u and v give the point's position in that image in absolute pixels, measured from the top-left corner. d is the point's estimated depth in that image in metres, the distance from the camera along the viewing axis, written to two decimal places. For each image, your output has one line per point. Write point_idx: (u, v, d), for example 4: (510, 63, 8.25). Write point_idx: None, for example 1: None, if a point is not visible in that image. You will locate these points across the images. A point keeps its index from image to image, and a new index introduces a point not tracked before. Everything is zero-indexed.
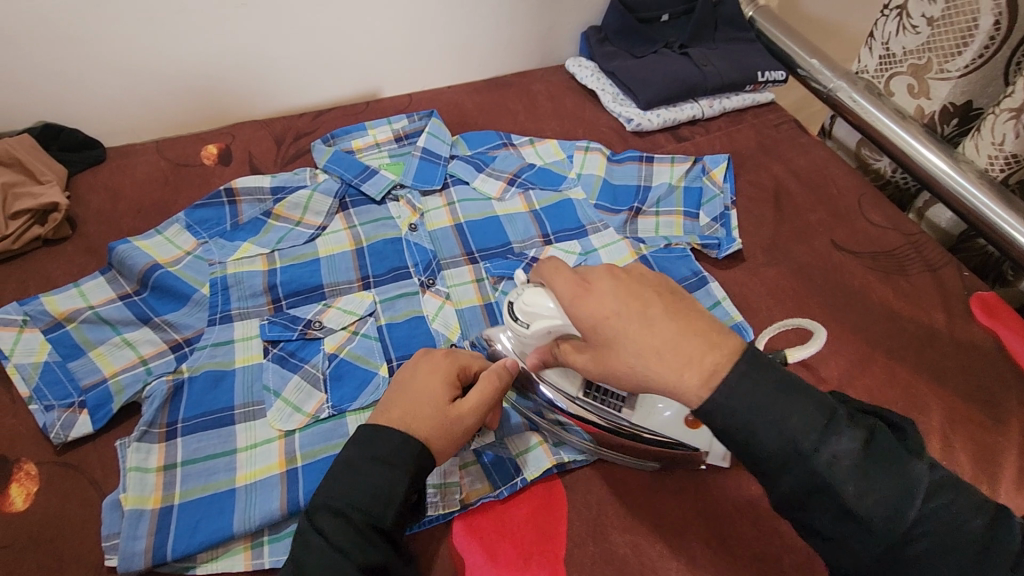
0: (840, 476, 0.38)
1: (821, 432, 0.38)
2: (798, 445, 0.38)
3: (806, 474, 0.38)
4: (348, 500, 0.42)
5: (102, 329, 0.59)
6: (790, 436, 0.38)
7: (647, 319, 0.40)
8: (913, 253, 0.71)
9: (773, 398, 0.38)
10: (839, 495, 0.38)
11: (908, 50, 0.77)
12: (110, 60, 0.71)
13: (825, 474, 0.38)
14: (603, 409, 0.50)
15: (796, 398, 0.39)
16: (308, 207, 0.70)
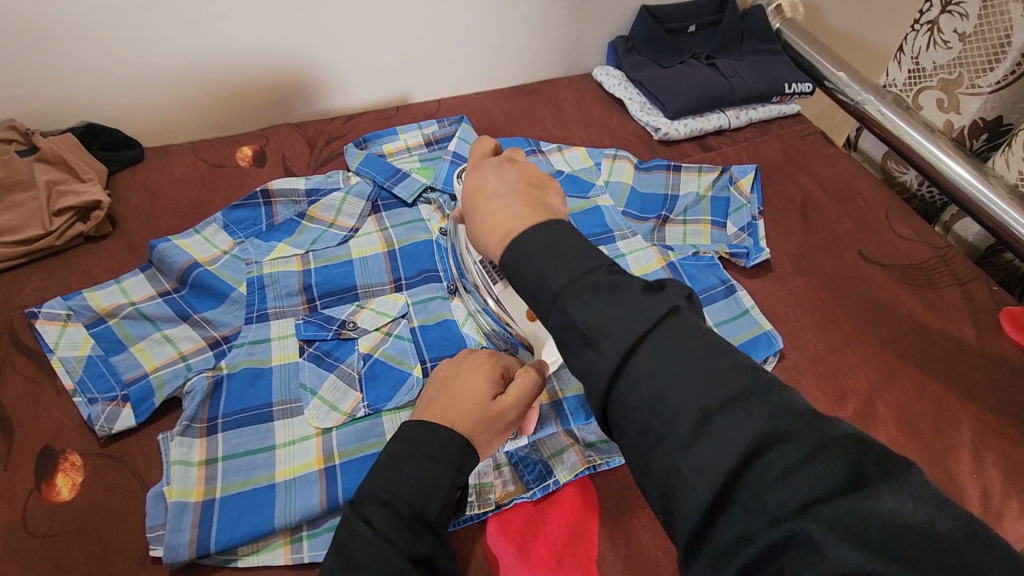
0: (596, 318, 0.36)
1: (612, 291, 0.37)
2: (584, 331, 0.36)
3: (568, 314, 0.37)
4: (393, 494, 0.42)
5: (142, 325, 0.60)
6: (549, 274, 0.39)
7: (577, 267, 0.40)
8: (941, 266, 0.71)
9: (568, 258, 0.39)
10: (601, 344, 0.35)
11: (938, 65, 0.78)
12: (151, 61, 0.73)
13: (568, 311, 0.37)
14: (486, 279, 0.60)
15: (583, 253, 0.40)
16: (342, 209, 0.72)
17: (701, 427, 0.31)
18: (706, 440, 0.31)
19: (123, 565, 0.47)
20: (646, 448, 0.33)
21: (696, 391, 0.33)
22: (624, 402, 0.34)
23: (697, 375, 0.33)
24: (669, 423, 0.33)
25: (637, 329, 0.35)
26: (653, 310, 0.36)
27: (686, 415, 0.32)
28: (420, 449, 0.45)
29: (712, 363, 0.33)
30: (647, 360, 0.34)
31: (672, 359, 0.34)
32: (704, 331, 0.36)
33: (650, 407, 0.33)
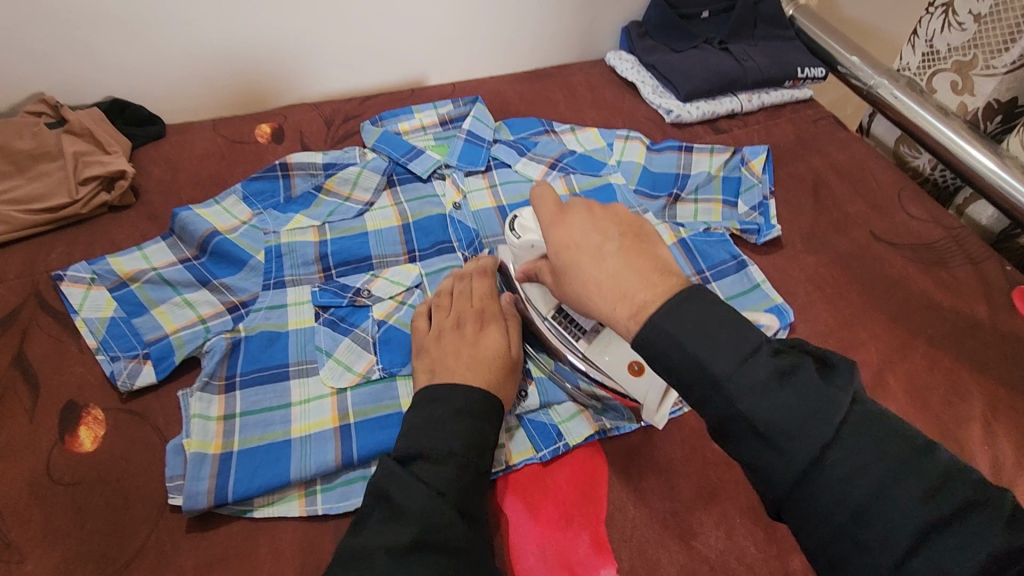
0: (773, 417, 0.37)
1: (783, 383, 0.38)
2: (755, 428, 0.37)
3: (735, 408, 0.38)
4: (444, 450, 0.44)
5: (163, 289, 0.62)
6: (704, 359, 0.38)
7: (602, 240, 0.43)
8: (953, 246, 0.71)
9: (705, 328, 0.39)
10: (783, 447, 0.37)
11: (952, 47, 0.78)
12: (175, 38, 0.75)
13: (736, 408, 0.38)
14: (564, 333, 0.55)
15: (738, 331, 0.39)
16: (358, 182, 0.73)
17: (913, 537, 0.34)
18: (919, 551, 0.33)
19: (142, 513, 0.48)
20: (834, 547, 0.36)
21: (881, 488, 0.35)
22: (804, 503, 0.36)
23: (880, 470, 0.35)
24: (871, 530, 0.35)
25: (827, 432, 0.36)
26: (836, 410, 0.37)
27: (883, 517, 0.34)
28: (461, 407, 0.47)
29: (892, 453, 0.36)
30: (833, 463, 0.36)
31: (860, 460, 0.36)
32: (873, 417, 0.37)
33: (842, 507, 0.35)
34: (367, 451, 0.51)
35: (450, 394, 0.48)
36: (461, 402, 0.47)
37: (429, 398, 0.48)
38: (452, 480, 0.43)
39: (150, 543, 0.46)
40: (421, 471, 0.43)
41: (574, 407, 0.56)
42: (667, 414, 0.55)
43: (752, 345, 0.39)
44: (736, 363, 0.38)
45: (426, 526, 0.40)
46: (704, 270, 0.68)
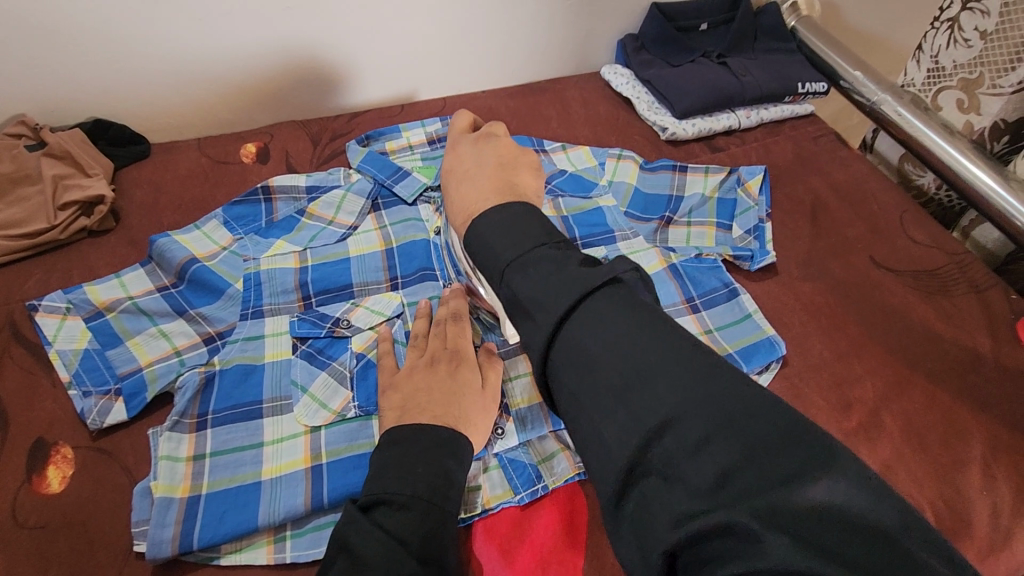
0: (536, 292, 0.41)
1: (553, 265, 0.43)
2: (524, 305, 0.42)
3: (514, 290, 0.43)
4: (405, 493, 0.42)
5: (139, 320, 0.61)
6: (501, 251, 0.46)
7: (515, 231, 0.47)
8: (957, 274, 0.68)
9: (513, 232, 0.47)
10: (538, 316, 0.41)
11: (958, 64, 0.75)
12: (157, 58, 0.74)
13: (512, 288, 0.44)
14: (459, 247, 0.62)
15: (536, 235, 0.46)
16: (341, 207, 0.71)
17: (624, 397, 0.36)
18: (629, 411, 0.35)
19: (106, 560, 0.47)
20: (577, 408, 0.38)
21: (622, 362, 0.37)
22: (562, 366, 0.39)
23: (617, 347, 0.37)
24: (599, 388, 0.37)
25: (574, 297, 0.39)
26: (589, 283, 0.40)
27: (614, 381, 0.37)
28: (423, 448, 0.45)
29: (641, 334, 0.37)
30: (578, 331, 0.39)
31: (604, 327, 0.38)
32: (636, 300, 0.40)
33: (584, 368, 0.38)
34: (338, 495, 0.49)
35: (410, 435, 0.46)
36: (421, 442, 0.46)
37: (390, 443, 0.46)
38: (418, 526, 0.41)
39: None
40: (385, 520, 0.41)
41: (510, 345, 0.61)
42: None
43: (541, 239, 0.46)
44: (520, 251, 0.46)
45: (386, 574, 0.37)
46: (694, 298, 0.66)
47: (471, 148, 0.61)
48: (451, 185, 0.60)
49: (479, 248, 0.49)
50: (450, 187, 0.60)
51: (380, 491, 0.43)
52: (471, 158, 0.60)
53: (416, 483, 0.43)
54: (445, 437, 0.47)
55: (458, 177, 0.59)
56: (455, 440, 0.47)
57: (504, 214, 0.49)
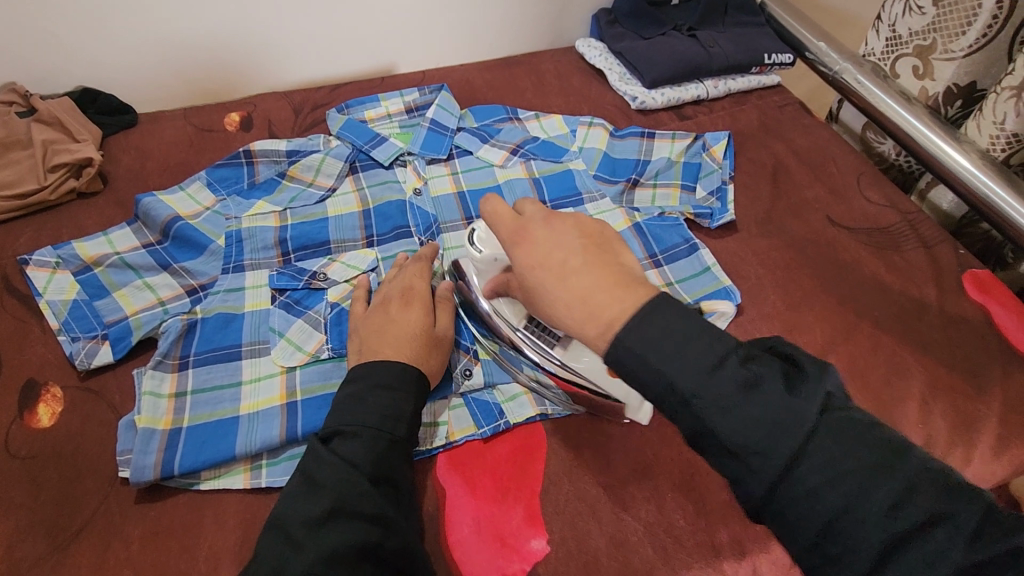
0: (694, 385, 0.37)
1: (747, 386, 0.37)
2: (726, 444, 0.37)
3: (704, 423, 0.37)
4: (361, 422, 0.47)
5: (125, 273, 0.64)
6: (673, 373, 0.37)
7: (561, 272, 0.40)
8: (908, 230, 0.71)
9: (677, 345, 0.37)
10: (749, 458, 0.36)
11: (913, 31, 0.78)
12: (142, 29, 0.76)
13: (706, 421, 0.37)
14: (540, 342, 0.55)
15: (710, 340, 0.38)
16: (321, 169, 0.74)
17: (905, 547, 0.33)
18: (911, 560, 0.33)
19: (94, 486, 0.50)
20: (818, 555, 0.36)
21: (869, 507, 0.34)
22: (783, 512, 0.36)
23: (884, 483, 0.35)
24: (851, 541, 0.34)
25: (796, 440, 0.36)
26: (804, 418, 0.36)
27: (862, 527, 0.34)
28: (379, 381, 0.49)
29: (891, 471, 0.35)
30: (809, 470, 0.36)
31: (837, 470, 0.35)
32: (868, 424, 0.37)
33: (813, 514, 0.35)
34: (311, 427, 0.53)
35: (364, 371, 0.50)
36: (376, 375, 0.49)
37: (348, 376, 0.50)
38: (374, 453, 0.46)
39: (100, 513, 0.49)
40: (340, 447, 0.45)
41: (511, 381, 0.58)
42: None
43: (719, 356, 0.38)
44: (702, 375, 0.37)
45: (340, 494, 0.43)
46: (656, 254, 0.69)
47: (542, 227, 0.43)
48: (545, 289, 0.41)
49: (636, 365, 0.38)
50: (543, 285, 0.41)
51: (337, 421, 0.47)
52: (550, 242, 0.42)
53: (368, 416, 0.47)
54: (400, 371, 0.50)
55: (553, 272, 0.41)
56: (409, 374, 0.50)
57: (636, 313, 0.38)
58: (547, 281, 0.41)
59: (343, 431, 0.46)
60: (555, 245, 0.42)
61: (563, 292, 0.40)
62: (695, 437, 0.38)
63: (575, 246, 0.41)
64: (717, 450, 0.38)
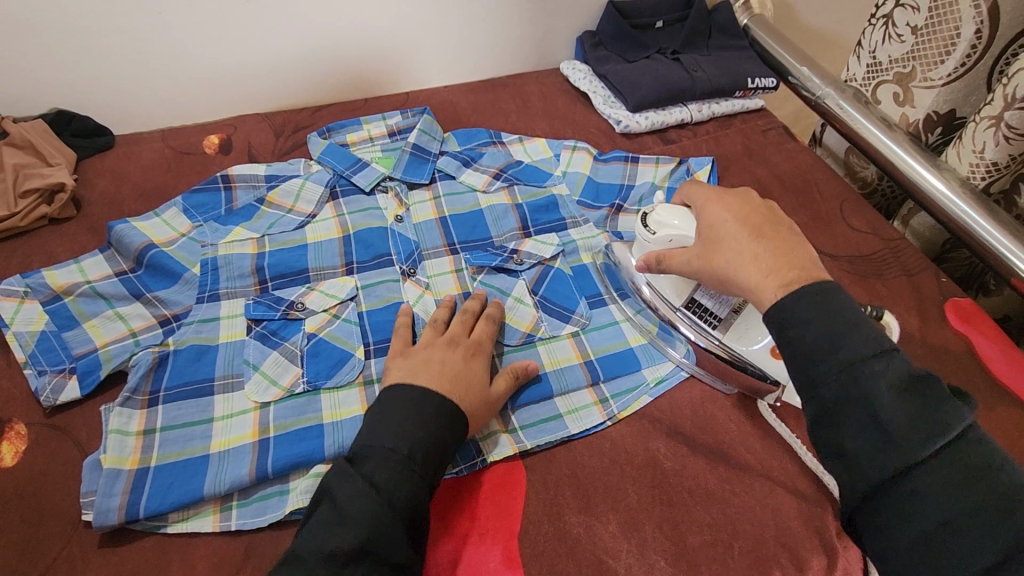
0: (857, 345, 0.41)
1: (906, 385, 0.41)
2: (873, 417, 0.40)
3: (858, 392, 0.40)
4: (405, 452, 0.46)
5: (96, 302, 0.62)
6: (846, 345, 0.42)
7: (752, 234, 0.50)
8: (891, 258, 0.71)
9: (848, 325, 0.42)
10: (892, 439, 0.39)
11: (893, 58, 0.78)
12: (120, 50, 0.75)
13: (862, 390, 0.40)
14: (700, 323, 0.61)
15: (872, 333, 0.42)
16: (300, 195, 0.73)
17: (999, 568, 0.36)
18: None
19: (55, 530, 0.48)
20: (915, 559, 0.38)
21: (978, 527, 0.37)
22: (892, 504, 0.39)
23: (995, 517, 0.37)
24: (959, 549, 0.37)
25: (937, 445, 0.39)
26: (952, 428, 0.39)
27: (972, 546, 0.37)
28: (426, 414, 0.48)
29: (1007, 508, 0.37)
30: (926, 481, 0.38)
31: (955, 488, 0.38)
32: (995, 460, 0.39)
33: (926, 521, 0.38)
34: (283, 465, 0.51)
35: (409, 399, 0.49)
36: (423, 405, 0.49)
37: (396, 397, 0.50)
38: (405, 486, 0.45)
39: (61, 559, 0.47)
40: (374, 474, 0.45)
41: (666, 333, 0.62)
42: (591, 427, 0.56)
43: (887, 347, 0.42)
44: (871, 354, 0.41)
45: (373, 530, 0.42)
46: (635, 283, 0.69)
47: (733, 199, 0.53)
48: (735, 244, 0.50)
49: (795, 325, 0.43)
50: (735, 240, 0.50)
51: (377, 443, 0.46)
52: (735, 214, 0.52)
53: (378, 438, 0.47)
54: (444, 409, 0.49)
55: (745, 237, 0.50)
56: (428, 398, 0.49)
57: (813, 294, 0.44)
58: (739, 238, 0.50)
59: (375, 458, 0.46)
60: (748, 212, 0.52)
61: (749, 251, 0.49)
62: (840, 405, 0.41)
63: (769, 220, 0.51)
64: (861, 424, 0.40)
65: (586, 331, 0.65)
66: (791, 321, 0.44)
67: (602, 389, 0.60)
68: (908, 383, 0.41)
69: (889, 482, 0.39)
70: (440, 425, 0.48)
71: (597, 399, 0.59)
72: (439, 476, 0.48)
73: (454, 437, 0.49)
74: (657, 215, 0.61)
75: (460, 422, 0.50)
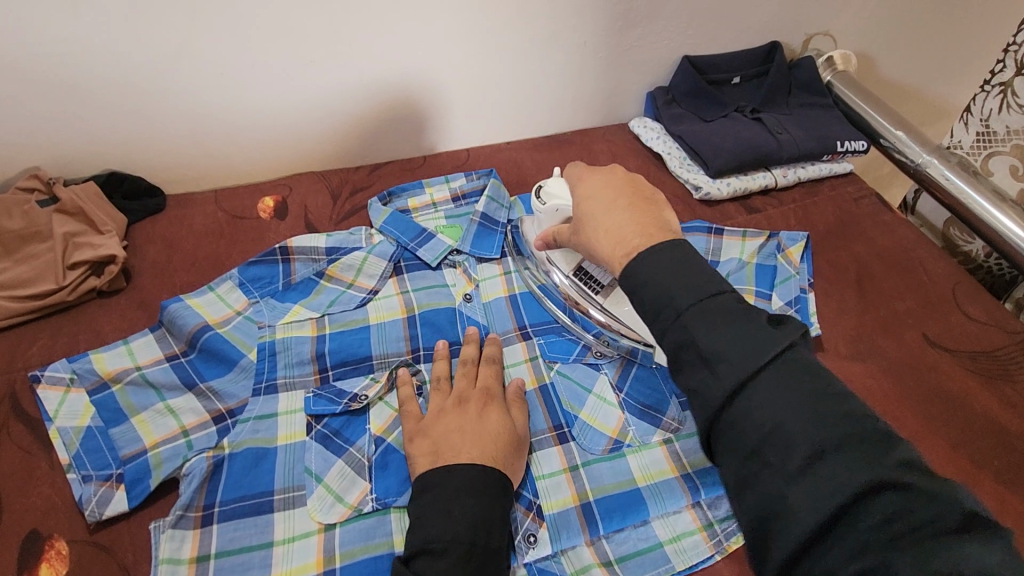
0: (674, 279, 0.43)
1: (733, 317, 0.40)
2: (702, 353, 0.39)
3: (687, 333, 0.41)
4: (450, 536, 0.43)
5: (146, 393, 0.57)
6: (674, 291, 0.42)
7: (608, 206, 0.52)
8: (1018, 355, 0.64)
9: (735, 335, 0.39)
10: (719, 368, 0.39)
11: (1012, 130, 0.72)
12: (177, 111, 0.71)
13: (687, 330, 0.41)
14: (585, 290, 0.63)
15: (707, 275, 0.43)
16: (362, 269, 0.68)
17: (811, 466, 0.34)
18: (814, 476, 0.34)
19: None
20: (749, 469, 0.37)
21: (810, 427, 0.35)
22: (736, 428, 0.37)
23: (820, 409, 0.36)
24: (779, 454, 0.36)
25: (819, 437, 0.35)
26: (770, 344, 0.38)
27: (795, 439, 0.35)
28: (460, 487, 0.46)
29: (824, 400, 0.36)
30: (759, 393, 0.37)
31: (786, 395, 0.37)
32: (817, 370, 0.38)
33: (757, 432, 0.36)
34: None
35: (438, 483, 0.47)
36: (455, 482, 0.46)
37: (427, 484, 0.47)
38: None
39: None
40: (425, 571, 0.42)
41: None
42: (699, 563, 0.49)
43: (716, 288, 0.42)
44: (698, 297, 0.41)
45: None
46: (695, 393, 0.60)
47: (601, 177, 0.56)
48: (593, 219, 0.53)
49: (643, 287, 0.44)
50: (594, 216, 0.53)
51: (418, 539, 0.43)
52: (607, 192, 0.53)
53: (422, 530, 0.44)
54: (480, 475, 0.47)
55: (603, 211, 0.52)
56: (454, 473, 0.47)
57: (670, 254, 0.44)
58: (595, 215, 0.52)
59: (421, 554, 0.43)
60: (611, 188, 0.54)
61: (603, 219, 0.52)
62: (677, 349, 0.41)
63: (624, 193, 0.53)
64: (695, 360, 0.40)
65: (678, 438, 0.57)
66: (632, 282, 0.45)
67: (705, 511, 0.53)
68: (730, 314, 0.40)
69: (726, 417, 0.38)
70: (479, 492, 0.46)
71: (701, 524, 0.52)
72: (496, 544, 0.45)
73: (495, 496, 0.47)
74: (547, 186, 0.62)
75: (496, 478, 0.48)
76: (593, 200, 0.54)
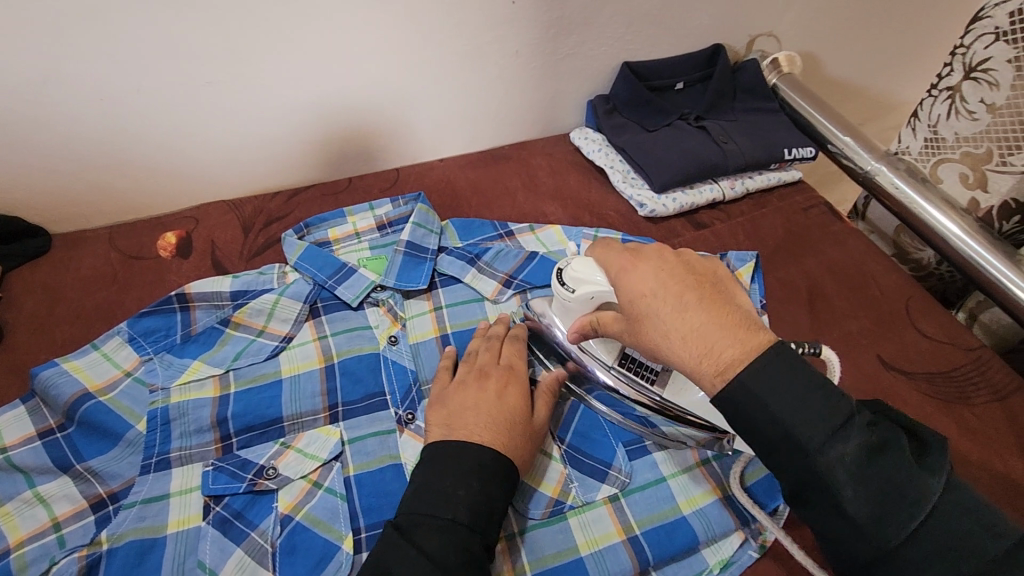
0: (728, 352, 0.40)
1: (797, 376, 0.39)
2: (761, 401, 0.39)
3: (750, 399, 0.39)
4: (450, 513, 0.43)
5: (12, 479, 0.48)
6: (733, 365, 0.39)
7: (676, 306, 0.42)
8: (976, 375, 0.61)
9: (790, 394, 0.38)
10: (788, 434, 0.38)
11: (961, 136, 0.70)
12: (55, 146, 0.62)
13: (753, 400, 0.39)
14: (638, 380, 0.56)
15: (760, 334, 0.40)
16: (273, 313, 0.61)
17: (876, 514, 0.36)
18: (883, 526, 0.36)
19: None
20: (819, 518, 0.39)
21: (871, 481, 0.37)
22: (805, 487, 0.39)
23: (878, 462, 0.37)
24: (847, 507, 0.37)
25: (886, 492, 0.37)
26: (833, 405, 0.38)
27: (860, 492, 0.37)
28: (464, 468, 0.45)
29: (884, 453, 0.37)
30: (828, 456, 0.37)
31: (849, 455, 0.37)
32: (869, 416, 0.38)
33: (824, 492, 0.38)
34: None
35: (441, 460, 0.46)
36: (459, 463, 0.46)
37: (432, 458, 0.47)
38: (460, 553, 0.42)
39: None
40: (425, 543, 0.42)
41: (727, 518, 0.51)
42: None
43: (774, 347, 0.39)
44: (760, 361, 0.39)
45: None
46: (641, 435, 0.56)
47: (653, 261, 0.45)
48: (657, 318, 0.43)
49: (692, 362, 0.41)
50: (657, 314, 0.43)
51: (418, 513, 0.44)
52: (662, 278, 0.44)
53: (425, 505, 0.44)
54: (484, 458, 0.46)
55: (670, 306, 0.42)
56: (465, 451, 0.46)
57: (718, 320, 0.41)
58: (661, 311, 0.43)
59: (419, 526, 0.43)
60: (669, 277, 0.44)
61: (676, 320, 0.42)
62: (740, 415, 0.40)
63: (689, 281, 0.43)
64: (763, 428, 0.39)
65: (626, 493, 0.53)
66: (695, 363, 0.41)
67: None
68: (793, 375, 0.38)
69: (797, 476, 0.39)
70: (483, 476, 0.45)
71: None
72: (493, 529, 0.45)
73: (499, 483, 0.46)
74: (572, 270, 0.54)
75: (505, 464, 0.46)
76: (655, 296, 0.43)
